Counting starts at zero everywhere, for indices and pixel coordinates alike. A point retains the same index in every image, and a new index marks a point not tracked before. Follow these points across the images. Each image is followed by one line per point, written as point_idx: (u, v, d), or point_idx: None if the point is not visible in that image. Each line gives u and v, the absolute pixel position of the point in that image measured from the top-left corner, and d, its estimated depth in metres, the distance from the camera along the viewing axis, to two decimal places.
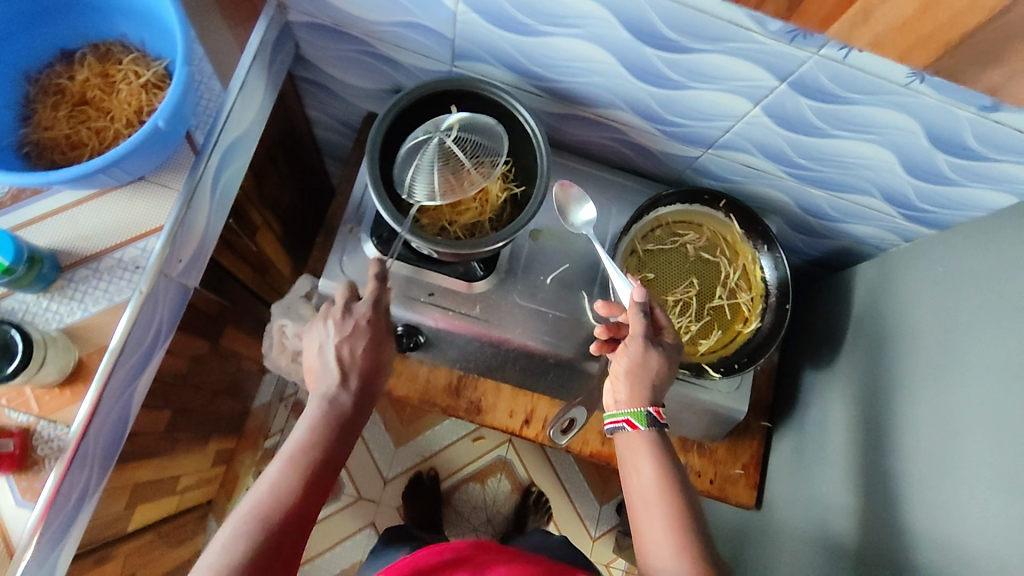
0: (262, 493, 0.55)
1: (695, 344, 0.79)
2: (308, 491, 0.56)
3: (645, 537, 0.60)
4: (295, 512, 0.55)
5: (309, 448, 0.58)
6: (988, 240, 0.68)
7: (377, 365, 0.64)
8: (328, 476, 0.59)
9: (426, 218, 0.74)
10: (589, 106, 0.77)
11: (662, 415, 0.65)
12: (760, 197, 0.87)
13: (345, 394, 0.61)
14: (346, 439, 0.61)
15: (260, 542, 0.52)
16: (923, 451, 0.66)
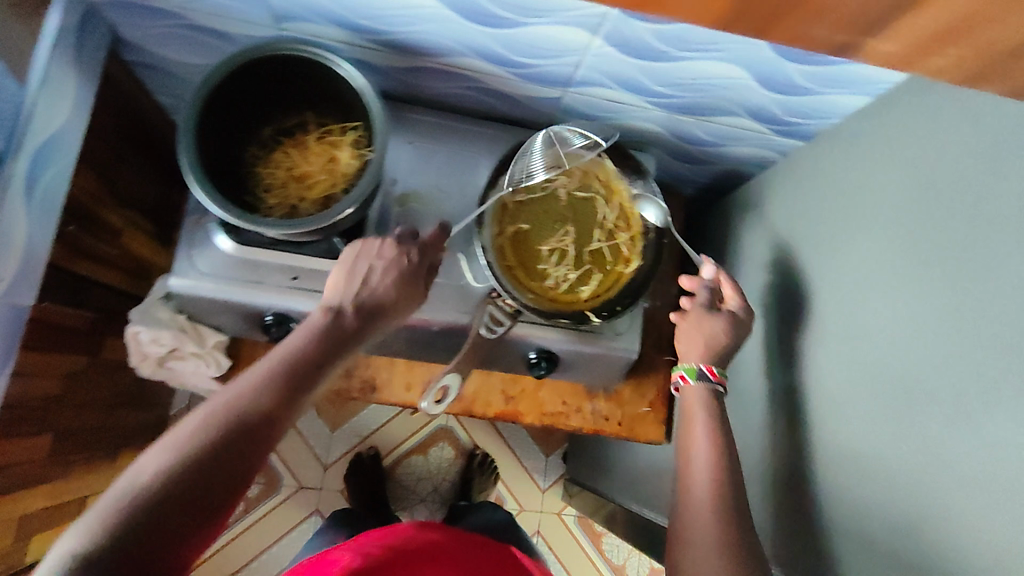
0: (240, 392, 0.51)
1: (576, 291, 0.76)
2: (277, 415, 0.52)
3: (696, 487, 0.60)
4: (264, 428, 0.51)
5: (298, 364, 0.54)
6: (855, 147, 0.65)
7: (384, 296, 0.62)
8: (300, 404, 0.54)
9: (273, 199, 0.69)
10: (433, 57, 0.72)
11: (715, 375, 0.69)
12: (636, 131, 0.84)
13: (346, 312, 0.59)
14: (330, 369, 0.57)
15: (216, 447, 0.48)
16: (809, 373, 0.65)
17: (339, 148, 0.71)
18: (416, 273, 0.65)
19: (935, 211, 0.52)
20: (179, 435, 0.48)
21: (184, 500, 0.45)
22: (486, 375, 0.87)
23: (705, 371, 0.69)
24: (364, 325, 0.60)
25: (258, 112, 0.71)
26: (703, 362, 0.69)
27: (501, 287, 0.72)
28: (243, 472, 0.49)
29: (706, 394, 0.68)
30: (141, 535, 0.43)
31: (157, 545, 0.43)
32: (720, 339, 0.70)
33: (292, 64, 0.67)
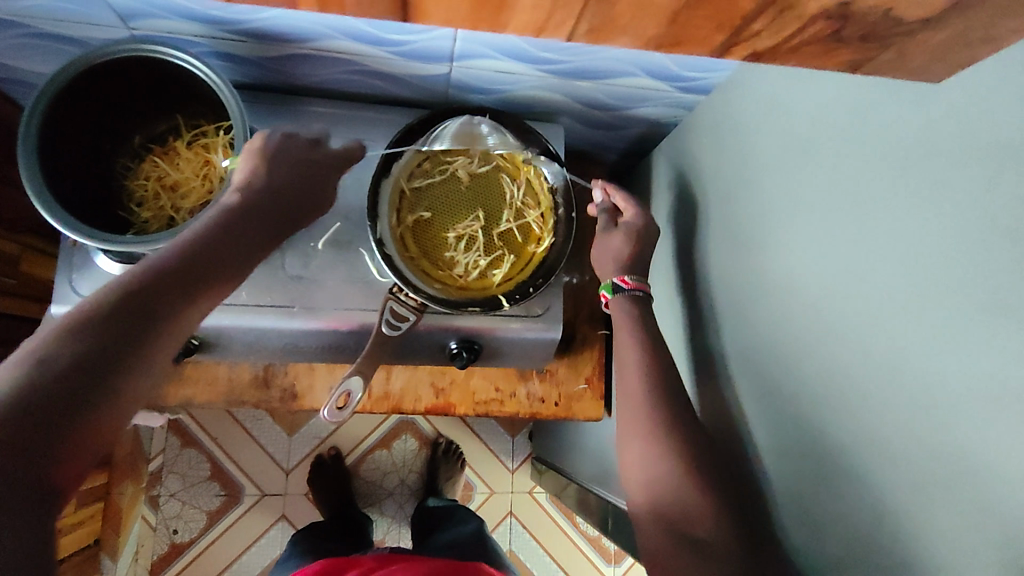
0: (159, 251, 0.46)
1: (488, 277, 0.73)
2: (206, 266, 0.47)
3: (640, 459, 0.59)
4: (194, 278, 0.46)
5: (219, 223, 0.51)
6: (761, 98, 0.61)
7: (297, 175, 0.60)
8: (231, 262, 0.50)
9: (148, 213, 0.66)
10: (302, 43, 0.67)
11: (625, 283, 0.69)
12: (540, 101, 0.79)
13: (260, 181, 0.56)
14: (253, 234, 0.53)
15: (146, 293, 0.43)
16: (728, 339, 0.63)
17: (213, 151, 0.67)
18: (325, 163, 0.64)
19: (836, 162, 0.50)
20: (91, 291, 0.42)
21: (117, 342, 0.40)
22: (413, 369, 0.85)
23: (619, 283, 0.71)
24: (284, 194, 0.58)
25: (123, 121, 0.67)
26: (614, 275, 0.71)
27: (403, 284, 0.68)
28: (177, 322, 0.44)
29: (627, 305, 0.70)
30: (70, 386, 0.37)
31: (89, 391, 0.38)
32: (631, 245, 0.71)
33: (147, 65, 0.62)
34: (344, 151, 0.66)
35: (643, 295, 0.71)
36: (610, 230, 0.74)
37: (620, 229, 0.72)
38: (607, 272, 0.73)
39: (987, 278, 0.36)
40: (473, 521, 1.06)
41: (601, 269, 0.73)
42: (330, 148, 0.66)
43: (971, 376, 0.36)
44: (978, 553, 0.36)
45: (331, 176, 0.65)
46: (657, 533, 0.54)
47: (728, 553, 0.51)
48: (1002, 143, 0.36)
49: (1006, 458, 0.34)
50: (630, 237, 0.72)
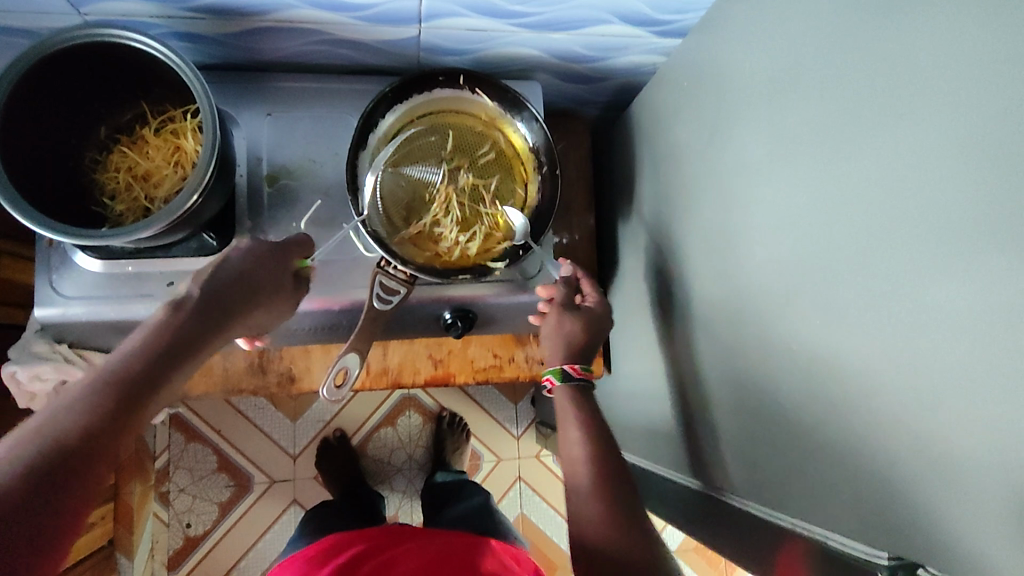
0: (55, 410, 0.42)
1: (476, 244, 0.72)
2: (108, 425, 0.43)
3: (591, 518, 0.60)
4: (94, 443, 0.42)
5: (133, 361, 0.46)
6: (740, 34, 0.59)
7: (241, 278, 0.54)
8: (142, 410, 0.45)
9: (122, 205, 0.64)
10: (263, 15, 0.64)
11: (578, 370, 0.71)
12: (515, 58, 0.77)
13: (192, 299, 0.51)
14: (192, 355, 0.49)
15: (43, 463, 0.40)
16: (721, 284, 0.62)
17: (183, 136, 0.65)
18: (273, 262, 0.58)
19: (819, 92, 0.48)
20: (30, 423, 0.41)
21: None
22: (409, 343, 0.84)
23: (569, 369, 0.71)
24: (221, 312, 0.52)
25: (86, 112, 0.65)
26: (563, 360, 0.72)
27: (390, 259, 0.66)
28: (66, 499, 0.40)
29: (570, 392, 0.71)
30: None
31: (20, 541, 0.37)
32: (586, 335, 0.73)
33: (103, 51, 0.59)
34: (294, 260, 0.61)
35: (587, 383, 0.72)
36: (566, 310, 0.73)
37: (579, 315, 0.73)
38: (553, 353, 0.73)
39: (980, 192, 0.35)
40: (480, 495, 1.07)
41: (548, 351, 0.73)
42: (278, 247, 0.60)
43: (966, 294, 0.36)
44: (973, 472, 0.36)
45: (284, 276, 0.59)
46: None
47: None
48: (991, 50, 0.35)
49: (1003, 374, 0.34)
50: (585, 328, 0.73)
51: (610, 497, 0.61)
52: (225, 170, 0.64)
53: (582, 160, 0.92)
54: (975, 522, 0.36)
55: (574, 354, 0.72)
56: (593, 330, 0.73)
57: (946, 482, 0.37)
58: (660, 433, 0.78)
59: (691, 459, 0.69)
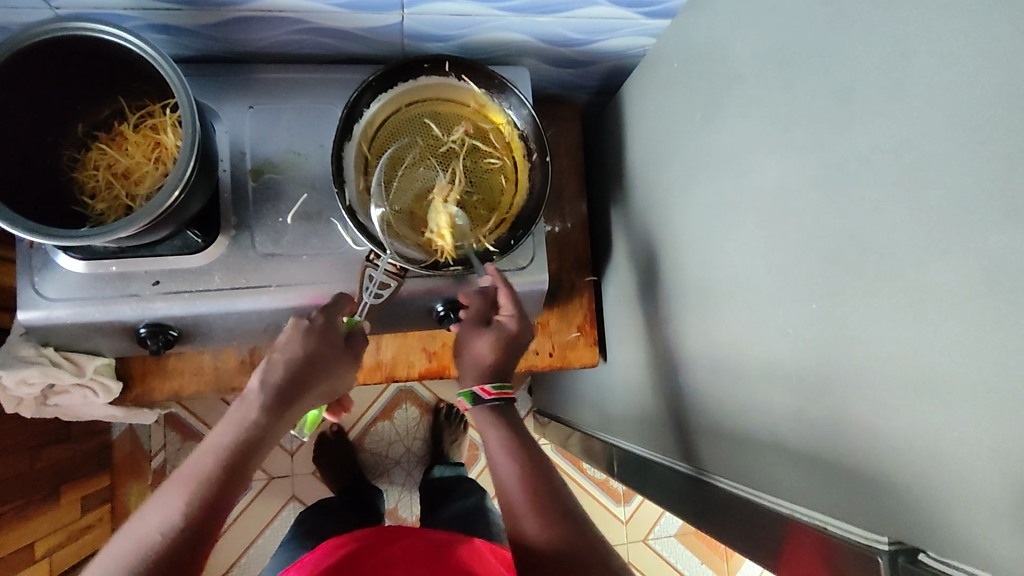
0: (147, 524, 0.47)
1: (476, 231, 0.70)
2: (192, 541, 0.47)
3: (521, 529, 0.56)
4: (182, 557, 0.46)
5: (212, 470, 0.50)
6: (730, 13, 0.58)
7: (300, 378, 0.56)
8: (222, 514, 0.50)
9: (103, 204, 0.63)
10: (240, 4, 0.62)
11: (485, 392, 0.65)
12: (501, 43, 0.76)
13: (260, 401, 0.54)
14: (265, 444, 0.54)
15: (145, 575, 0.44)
16: (715, 269, 0.61)
17: (163, 131, 0.64)
18: (332, 356, 0.59)
19: (812, 69, 0.47)
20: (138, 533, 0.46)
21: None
22: (403, 336, 0.84)
23: (478, 392, 0.66)
24: (279, 416, 0.55)
25: (62, 109, 0.63)
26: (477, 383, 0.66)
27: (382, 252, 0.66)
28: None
29: (485, 414, 0.65)
30: None
31: None
32: (496, 355, 0.67)
33: (75, 45, 0.57)
34: (354, 338, 0.63)
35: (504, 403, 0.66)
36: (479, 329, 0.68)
37: (488, 336, 0.67)
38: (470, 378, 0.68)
39: (977, 167, 0.34)
40: (478, 492, 1.07)
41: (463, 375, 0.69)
42: (338, 330, 0.61)
43: (964, 273, 0.35)
44: (973, 455, 0.35)
45: (340, 366, 0.60)
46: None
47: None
48: (987, 22, 0.34)
49: (1004, 355, 0.33)
50: (496, 349, 0.67)
51: (548, 509, 0.56)
52: (207, 165, 0.63)
53: (572, 146, 0.90)
54: (976, 505, 0.35)
55: (487, 374, 0.67)
56: (507, 350, 0.67)
57: (944, 466, 0.37)
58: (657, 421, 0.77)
59: (688, 446, 0.69)
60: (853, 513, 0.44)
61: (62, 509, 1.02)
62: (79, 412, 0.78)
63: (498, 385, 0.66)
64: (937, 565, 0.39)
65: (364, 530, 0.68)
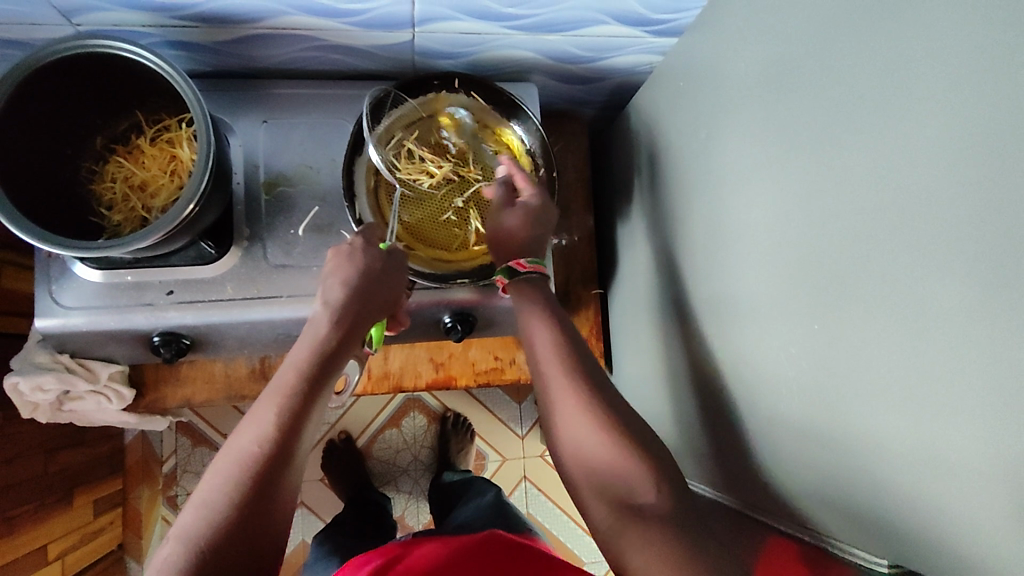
0: (243, 441, 0.50)
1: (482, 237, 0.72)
2: (284, 451, 0.49)
3: (576, 450, 0.54)
4: (277, 464, 0.49)
5: (293, 388, 0.52)
6: (735, 34, 0.59)
7: (362, 295, 0.57)
8: (307, 424, 0.52)
9: (119, 215, 0.65)
10: (256, 22, 0.64)
11: (522, 265, 0.66)
12: (509, 61, 0.77)
13: (327, 320, 0.55)
14: (344, 355, 0.56)
15: (251, 482, 0.48)
16: (722, 285, 0.62)
17: (179, 145, 0.66)
18: (387, 276, 0.59)
19: (816, 93, 0.48)
20: (243, 444, 0.49)
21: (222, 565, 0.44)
22: (410, 346, 0.84)
23: (515, 267, 0.66)
24: (348, 332, 0.56)
25: (82, 122, 0.65)
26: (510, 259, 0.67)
27: None
28: (270, 521, 0.48)
29: (525, 288, 0.65)
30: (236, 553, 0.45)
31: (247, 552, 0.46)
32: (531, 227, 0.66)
33: (97, 62, 0.59)
34: (395, 253, 0.61)
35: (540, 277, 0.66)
36: (507, 209, 0.68)
37: (515, 211, 0.67)
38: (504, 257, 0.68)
39: (979, 194, 0.34)
40: (491, 490, 1.07)
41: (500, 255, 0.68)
42: (387, 253, 0.60)
43: (968, 298, 0.35)
44: (979, 477, 0.35)
45: (396, 285, 0.60)
46: (603, 506, 0.52)
47: (670, 511, 0.50)
48: (987, 54, 0.35)
49: (1008, 379, 0.33)
50: (526, 221, 0.66)
51: (608, 422, 0.54)
52: (221, 178, 0.64)
53: (580, 161, 0.91)
54: (980, 526, 0.35)
55: (520, 250, 0.67)
56: (537, 222, 0.67)
57: (951, 487, 0.37)
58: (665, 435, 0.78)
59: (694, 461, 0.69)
60: (861, 531, 0.45)
61: (75, 512, 1.03)
62: (92, 419, 0.80)
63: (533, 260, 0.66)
64: None
65: (387, 546, 0.69)
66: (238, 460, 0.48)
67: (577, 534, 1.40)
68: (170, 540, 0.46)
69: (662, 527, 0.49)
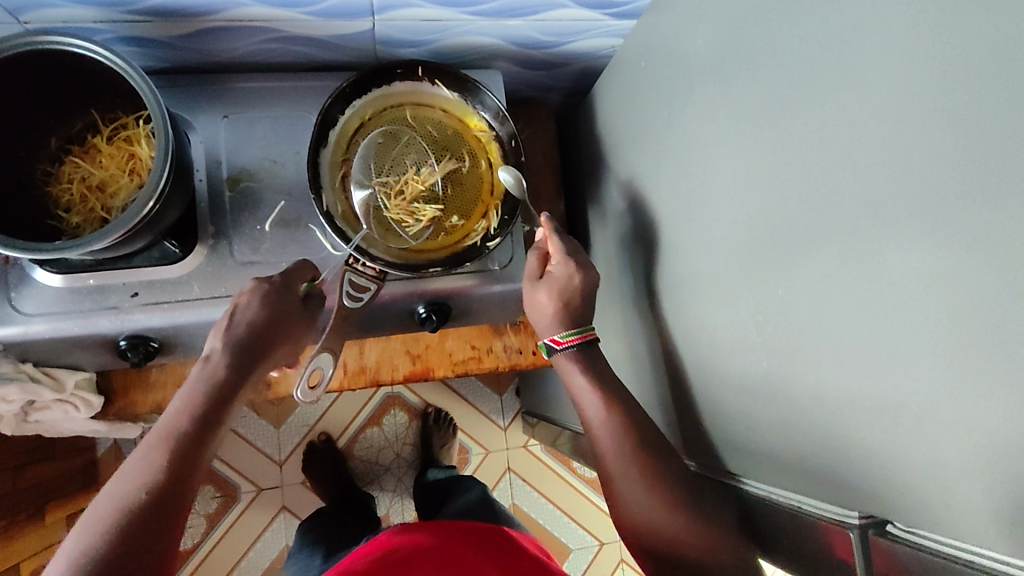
0: (125, 484, 0.50)
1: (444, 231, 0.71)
2: (169, 493, 0.50)
3: (635, 509, 0.61)
4: (162, 504, 0.50)
5: (182, 430, 0.53)
6: (693, 10, 0.59)
7: (259, 340, 0.59)
8: (195, 468, 0.53)
9: (78, 217, 0.63)
10: (211, 15, 0.63)
11: (554, 342, 0.69)
12: (472, 48, 0.77)
13: (222, 360, 0.57)
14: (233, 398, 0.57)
15: (129, 529, 0.48)
16: (690, 260, 0.62)
17: (137, 143, 0.64)
18: (292, 317, 0.61)
19: (772, 63, 0.49)
20: (122, 491, 0.50)
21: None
22: (385, 339, 0.84)
23: (551, 343, 0.69)
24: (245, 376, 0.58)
25: (34, 123, 0.63)
26: (547, 336, 0.70)
27: (342, 232, 0.66)
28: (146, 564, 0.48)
29: (563, 364, 0.69)
30: None
31: None
32: (562, 300, 0.69)
33: (48, 60, 0.57)
34: (310, 301, 0.64)
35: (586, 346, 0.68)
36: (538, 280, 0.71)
37: (541, 286, 0.70)
38: (543, 331, 0.71)
39: (933, 152, 0.35)
40: (476, 488, 1.07)
41: (539, 328, 0.71)
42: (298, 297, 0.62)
43: (926, 250, 0.36)
44: (947, 422, 0.36)
45: (300, 331, 0.62)
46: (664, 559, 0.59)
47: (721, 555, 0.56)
48: (936, 16, 0.35)
49: (969, 325, 0.34)
50: (554, 296, 0.69)
51: (668, 488, 0.60)
52: (183, 176, 0.63)
53: (548, 147, 0.92)
54: (954, 470, 0.36)
55: (557, 323, 0.69)
56: (565, 294, 0.69)
57: (918, 434, 0.38)
58: (642, 415, 0.78)
59: (673, 437, 0.69)
60: (827, 485, 0.46)
61: (48, 529, 1.00)
62: (60, 429, 0.78)
63: (569, 332, 0.68)
64: (906, 536, 0.42)
65: (373, 540, 0.69)
66: (116, 508, 0.48)
67: (563, 522, 1.40)
68: None
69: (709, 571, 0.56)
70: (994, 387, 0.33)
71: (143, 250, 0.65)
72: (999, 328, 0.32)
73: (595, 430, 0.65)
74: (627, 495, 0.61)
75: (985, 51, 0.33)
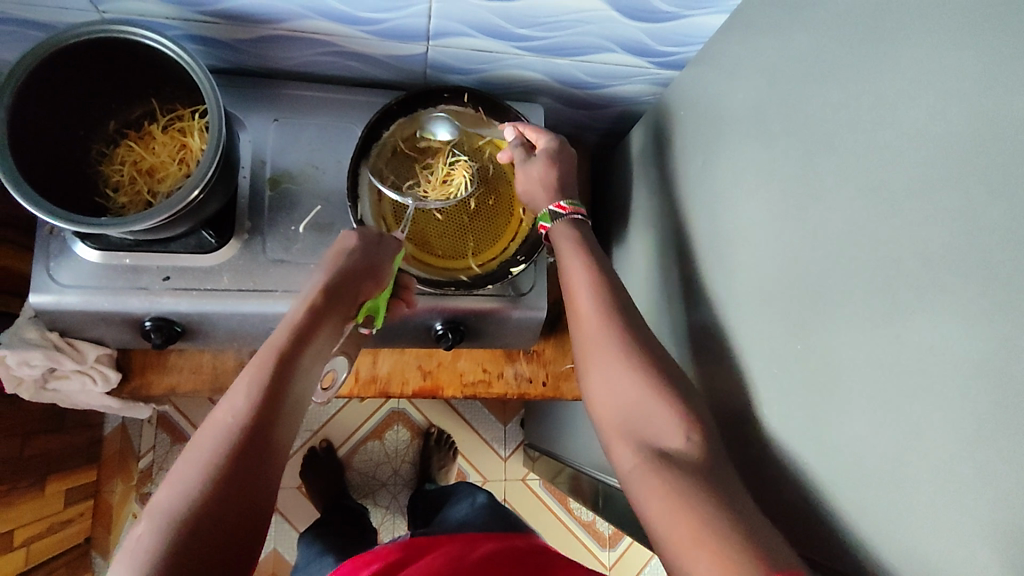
0: (221, 412, 0.47)
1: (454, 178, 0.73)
2: (270, 419, 0.47)
3: (595, 389, 0.55)
4: (261, 431, 0.46)
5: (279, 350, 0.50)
6: (734, 68, 0.61)
7: (351, 275, 0.57)
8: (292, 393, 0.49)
9: (125, 197, 0.66)
10: (276, 24, 0.66)
11: (561, 206, 0.66)
12: (517, 81, 0.79)
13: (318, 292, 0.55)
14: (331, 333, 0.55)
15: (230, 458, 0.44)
16: (701, 310, 0.63)
17: (190, 135, 0.67)
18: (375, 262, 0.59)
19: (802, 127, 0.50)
20: (225, 415, 0.46)
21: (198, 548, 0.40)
22: (400, 352, 0.85)
23: (557, 209, 0.67)
24: (307, 336, 0.52)
25: (97, 108, 0.67)
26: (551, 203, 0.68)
27: None
28: (255, 499, 0.44)
29: (565, 228, 0.65)
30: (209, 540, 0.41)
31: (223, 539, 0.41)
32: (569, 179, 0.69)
33: (120, 47, 0.61)
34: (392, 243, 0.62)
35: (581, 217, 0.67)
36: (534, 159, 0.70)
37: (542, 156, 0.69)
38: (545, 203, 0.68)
39: (956, 229, 0.35)
40: (478, 493, 1.02)
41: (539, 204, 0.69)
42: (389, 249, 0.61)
43: (940, 324, 0.36)
44: (939, 503, 0.35)
45: (383, 262, 0.60)
46: (629, 450, 0.50)
47: (702, 460, 0.46)
48: (966, 99, 0.36)
49: (984, 407, 0.33)
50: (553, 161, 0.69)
51: (626, 343, 0.55)
52: (228, 170, 0.66)
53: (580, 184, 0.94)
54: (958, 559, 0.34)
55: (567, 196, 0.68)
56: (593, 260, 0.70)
57: (906, 511, 0.37)
58: None
59: None
60: (813, 551, 0.46)
61: (45, 498, 1.02)
62: (75, 400, 0.80)
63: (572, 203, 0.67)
64: None
65: (384, 548, 0.65)
66: (218, 438, 0.45)
67: None
68: (146, 521, 0.41)
69: (686, 464, 0.46)
70: (1000, 475, 0.32)
71: (181, 236, 0.68)
72: (1005, 407, 0.32)
73: (578, 293, 0.60)
74: (591, 372, 0.56)
75: (1012, 137, 0.33)
